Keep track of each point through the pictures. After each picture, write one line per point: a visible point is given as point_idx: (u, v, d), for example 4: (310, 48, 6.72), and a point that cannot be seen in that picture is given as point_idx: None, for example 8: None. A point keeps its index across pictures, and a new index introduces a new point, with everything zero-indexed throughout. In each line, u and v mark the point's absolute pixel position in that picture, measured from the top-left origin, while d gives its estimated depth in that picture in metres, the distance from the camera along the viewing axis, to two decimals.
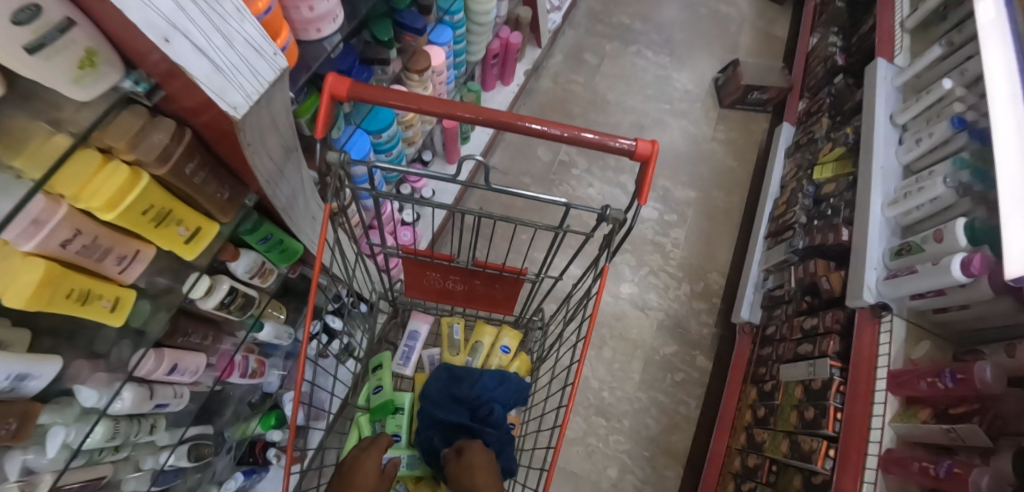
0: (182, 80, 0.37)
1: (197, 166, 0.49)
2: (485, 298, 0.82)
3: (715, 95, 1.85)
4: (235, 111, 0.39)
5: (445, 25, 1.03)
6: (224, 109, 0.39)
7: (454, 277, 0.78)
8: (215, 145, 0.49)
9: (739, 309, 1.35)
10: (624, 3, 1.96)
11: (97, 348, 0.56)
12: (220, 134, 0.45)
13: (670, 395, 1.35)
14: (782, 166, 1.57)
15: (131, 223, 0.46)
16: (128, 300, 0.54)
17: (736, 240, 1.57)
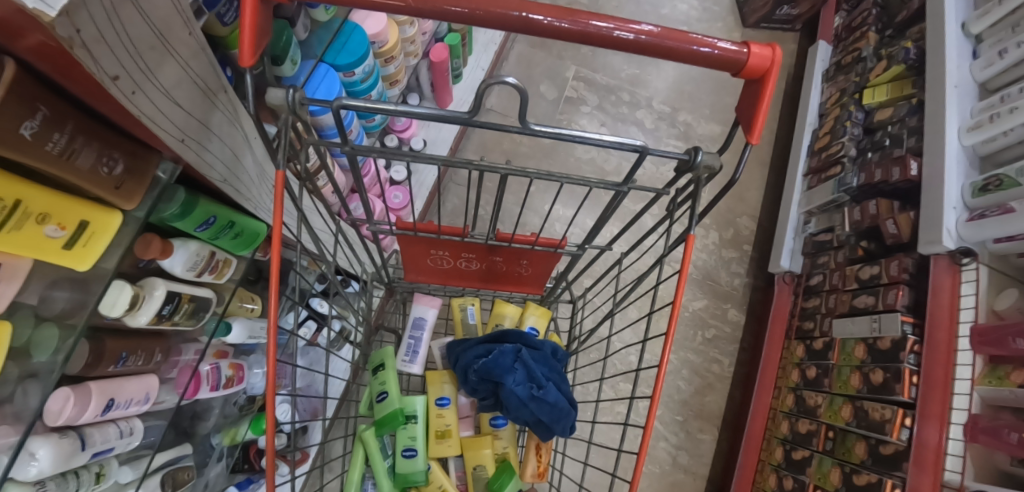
0: None
1: (46, 123, 0.30)
2: (509, 275, 0.68)
3: (737, 13, 1.60)
4: (48, 4, 0.20)
5: None
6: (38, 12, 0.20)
7: (470, 255, 0.63)
8: (68, 82, 0.28)
9: (778, 258, 1.20)
10: None
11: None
12: (64, 61, 0.25)
13: (702, 354, 1.24)
14: (820, 92, 1.37)
15: None
16: (4, 335, 0.37)
17: (767, 181, 1.41)
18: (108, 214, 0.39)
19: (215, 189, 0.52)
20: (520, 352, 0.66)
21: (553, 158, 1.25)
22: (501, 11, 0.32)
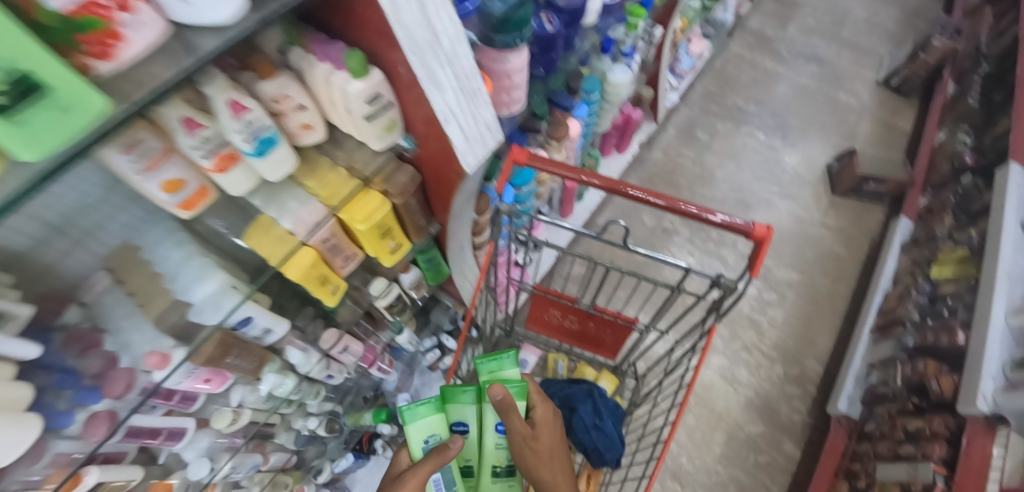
0: (432, 137, 0.61)
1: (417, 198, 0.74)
2: (596, 338, 0.96)
3: (827, 182, 1.85)
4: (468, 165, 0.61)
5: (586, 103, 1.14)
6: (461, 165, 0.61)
7: (572, 316, 0.93)
8: (437, 184, 0.72)
9: (836, 400, 1.31)
10: (739, 88, 2.07)
11: (298, 321, 0.83)
12: (444, 175, 0.68)
13: (752, 476, 1.33)
14: (896, 261, 1.53)
15: (366, 234, 0.69)
16: (340, 291, 0.75)
17: (838, 332, 1.54)
18: (411, 243, 0.80)
19: (443, 245, 0.91)
20: (592, 393, 0.93)
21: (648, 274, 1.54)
22: (622, 189, 0.68)
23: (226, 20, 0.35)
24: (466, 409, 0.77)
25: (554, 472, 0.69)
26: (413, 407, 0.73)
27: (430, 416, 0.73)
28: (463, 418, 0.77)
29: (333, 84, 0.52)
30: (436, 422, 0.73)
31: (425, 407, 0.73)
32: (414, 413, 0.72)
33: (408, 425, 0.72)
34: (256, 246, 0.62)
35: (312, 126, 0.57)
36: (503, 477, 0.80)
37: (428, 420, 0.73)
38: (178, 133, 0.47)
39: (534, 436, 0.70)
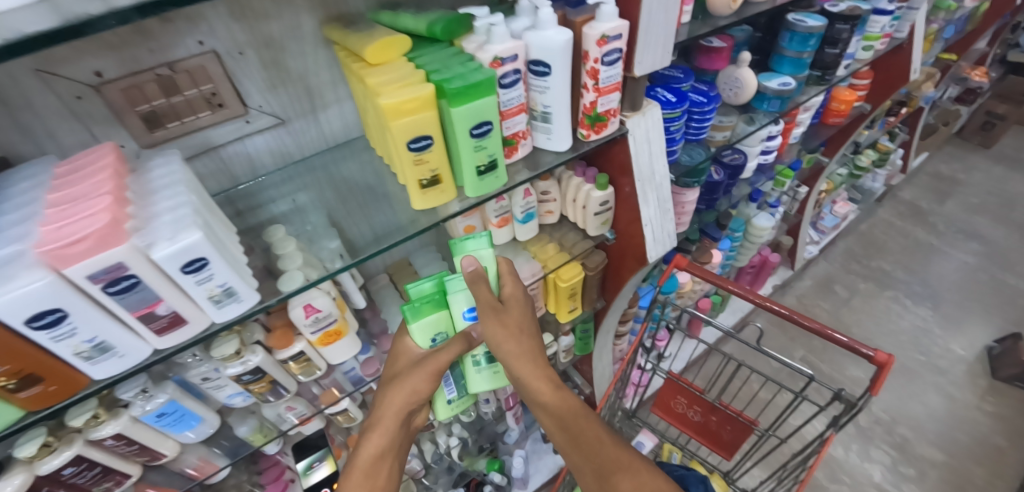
0: (632, 233, 0.89)
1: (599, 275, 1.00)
2: (715, 434, 1.06)
3: (987, 364, 1.71)
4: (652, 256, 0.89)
5: (728, 238, 1.43)
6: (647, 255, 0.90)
7: (697, 407, 1.05)
8: (618, 268, 0.98)
9: None
10: (885, 251, 2.09)
11: None
12: (626, 263, 0.96)
13: None
14: None
15: (560, 291, 0.95)
16: None
17: None
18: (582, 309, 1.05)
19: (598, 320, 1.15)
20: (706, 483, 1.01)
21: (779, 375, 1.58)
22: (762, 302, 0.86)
23: (563, 148, 0.70)
24: (464, 300, 0.67)
25: (540, 381, 0.67)
26: (418, 306, 0.67)
27: (435, 314, 0.68)
28: (470, 306, 0.68)
29: (582, 190, 0.84)
30: (442, 319, 0.69)
31: (437, 304, 0.68)
32: (418, 311, 0.67)
33: (411, 324, 0.67)
34: (489, 281, 0.91)
35: (552, 212, 0.89)
36: (484, 365, 0.79)
37: (438, 317, 0.68)
38: (491, 201, 0.79)
39: (501, 316, 0.66)
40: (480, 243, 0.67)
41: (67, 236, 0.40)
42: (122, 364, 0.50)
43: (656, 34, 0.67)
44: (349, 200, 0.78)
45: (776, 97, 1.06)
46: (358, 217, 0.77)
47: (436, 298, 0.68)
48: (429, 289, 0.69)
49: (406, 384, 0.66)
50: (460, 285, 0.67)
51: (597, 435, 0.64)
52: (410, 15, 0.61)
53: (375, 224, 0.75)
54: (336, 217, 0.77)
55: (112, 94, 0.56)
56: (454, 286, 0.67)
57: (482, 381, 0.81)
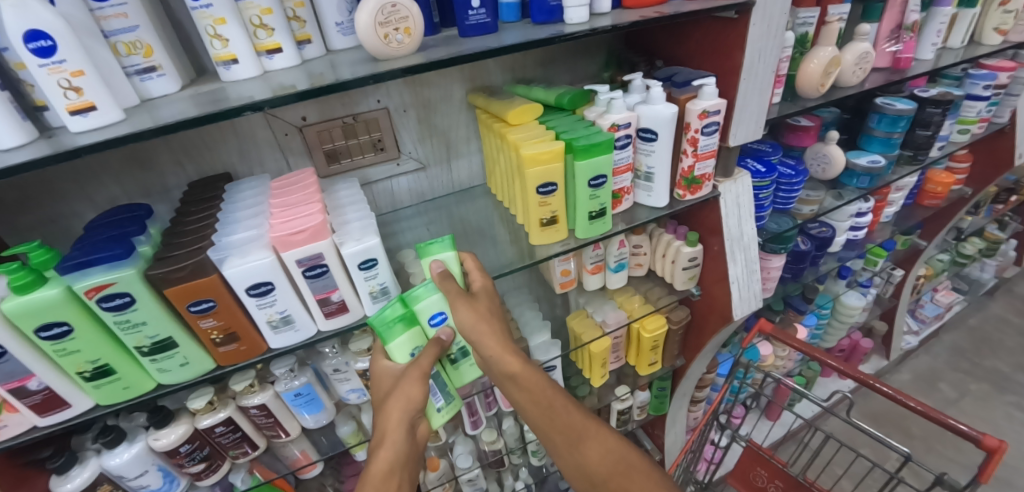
0: (719, 291, 0.93)
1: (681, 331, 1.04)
2: None
3: None
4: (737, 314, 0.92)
5: (814, 314, 1.39)
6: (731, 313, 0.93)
7: (778, 482, 1.00)
8: (702, 325, 1.02)
9: None
10: (1001, 351, 1.87)
11: None
12: (709, 320, 0.99)
13: None
14: None
15: (643, 341, 1.01)
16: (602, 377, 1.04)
17: None
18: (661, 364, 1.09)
19: (675, 380, 1.16)
20: None
21: (874, 456, 1.44)
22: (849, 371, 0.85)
23: (661, 205, 0.80)
24: (432, 306, 0.64)
25: (513, 357, 0.62)
26: (390, 329, 0.61)
27: (411, 331, 0.62)
28: (439, 309, 0.64)
29: (672, 246, 0.92)
30: (418, 337, 0.63)
31: (409, 324, 0.62)
32: (392, 334, 0.61)
33: (388, 345, 0.61)
34: (576, 323, 1.00)
35: (642, 265, 0.96)
36: (461, 359, 0.70)
37: (414, 335, 0.62)
38: (588, 249, 0.89)
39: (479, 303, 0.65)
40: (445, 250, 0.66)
41: (292, 227, 0.55)
42: (295, 338, 0.62)
43: (750, 111, 0.76)
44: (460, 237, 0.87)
45: (865, 174, 1.09)
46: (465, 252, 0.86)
47: (407, 318, 0.62)
48: (394, 310, 0.62)
49: (397, 395, 0.57)
50: (430, 291, 0.63)
51: (577, 420, 0.65)
52: (541, 89, 0.78)
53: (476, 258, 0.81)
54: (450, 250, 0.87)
55: (313, 136, 0.76)
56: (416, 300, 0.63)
57: (463, 373, 0.72)
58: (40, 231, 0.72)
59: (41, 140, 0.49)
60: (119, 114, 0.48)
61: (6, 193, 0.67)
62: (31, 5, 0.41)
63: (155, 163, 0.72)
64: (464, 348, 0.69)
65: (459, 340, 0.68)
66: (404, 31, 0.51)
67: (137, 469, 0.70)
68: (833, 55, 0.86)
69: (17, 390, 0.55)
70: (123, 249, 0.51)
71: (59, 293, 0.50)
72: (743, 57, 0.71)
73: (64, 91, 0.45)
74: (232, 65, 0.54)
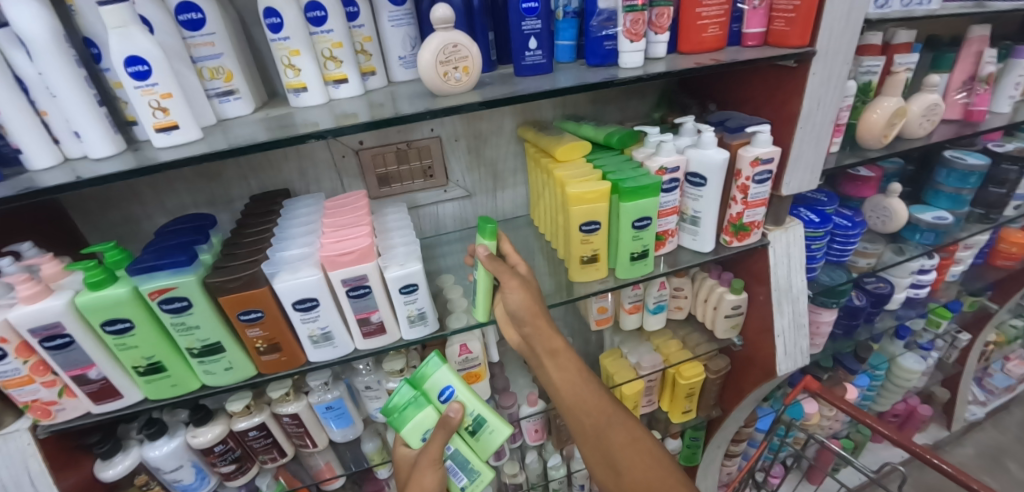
0: (763, 343, 0.89)
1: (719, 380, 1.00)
2: None
3: None
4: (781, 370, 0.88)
5: (867, 374, 1.30)
6: (774, 368, 0.88)
7: None
8: (743, 377, 0.97)
9: None
10: None
11: None
12: (749, 372, 0.95)
13: None
14: None
15: (678, 388, 0.99)
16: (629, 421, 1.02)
17: None
18: (696, 412, 1.05)
19: (709, 431, 1.11)
20: None
21: None
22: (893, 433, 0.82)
23: (706, 249, 0.78)
24: (441, 379, 0.61)
25: (556, 339, 0.64)
26: (400, 414, 0.59)
27: (420, 411, 0.59)
28: (446, 383, 0.61)
29: (715, 292, 0.90)
30: (430, 417, 0.59)
31: (419, 403, 0.59)
32: (402, 418, 0.59)
33: (401, 431, 0.59)
34: (609, 363, 0.98)
35: (682, 308, 0.94)
36: (483, 430, 0.62)
37: (424, 414, 0.59)
38: (627, 288, 0.89)
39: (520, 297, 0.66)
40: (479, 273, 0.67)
41: (342, 248, 0.57)
42: (333, 353, 0.63)
43: (806, 160, 0.74)
44: None
45: (930, 230, 1.02)
46: None
47: (415, 398, 0.59)
48: (403, 392, 0.60)
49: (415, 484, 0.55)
50: (434, 366, 0.61)
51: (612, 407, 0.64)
52: (591, 127, 0.79)
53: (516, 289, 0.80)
54: None
55: (367, 159, 0.80)
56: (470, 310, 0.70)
57: (489, 442, 0.63)
58: (118, 230, 0.79)
59: (128, 152, 0.54)
60: (197, 133, 0.52)
61: (94, 195, 0.75)
62: (134, 33, 0.46)
63: (223, 178, 0.78)
64: (481, 417, 0.62)
65: (474, 408, 0.61)
66: (463, 70, 0.53)
67: (173, 463, 0.73)
68: (898, 106, 0.83)
69: (78, 377, 0.60)
70: (186, 256, 0.55)
71: (127, 292, 0.54)
72: (801, 105, 0.69)
73: (153, 111, 0.49)
74: (301, 93, 0.58)
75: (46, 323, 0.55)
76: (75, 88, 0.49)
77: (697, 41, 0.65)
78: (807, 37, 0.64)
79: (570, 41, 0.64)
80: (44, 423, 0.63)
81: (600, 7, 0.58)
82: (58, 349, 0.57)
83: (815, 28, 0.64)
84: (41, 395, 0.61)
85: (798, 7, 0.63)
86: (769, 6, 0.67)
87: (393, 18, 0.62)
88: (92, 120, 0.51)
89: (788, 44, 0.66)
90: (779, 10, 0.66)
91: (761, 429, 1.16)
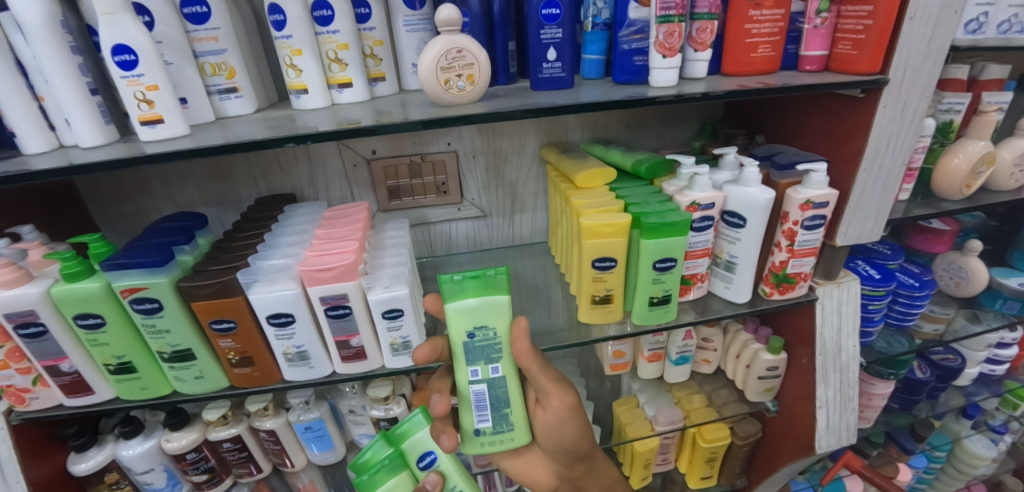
0: (801, 412, 0.77)
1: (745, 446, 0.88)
2: None
3: None
4: (821, 446, 0.75)
5: (925, 454, 1.12)
6: (813, 442, 0.76)
7: None
8: (776, 448, 0.84)
9: None
10: None
11: None
12: (783, 440, 0.83)
13: None
14: None
15: (698, 451, 0.88)
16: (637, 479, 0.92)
17: None
18: (716, 479, 0.93)
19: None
20: None
21: None
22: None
23: (741, 300, 0.68)
24: (424, 442, 0.59)
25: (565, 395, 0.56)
26: (371, 476, 0.56)
27: (394, 476, 0.57)
28: (428, 448, 0.59)
29: (749, 348, 0.79)
30: (404, 483, 0.57)
31: (395, 465, 0.57)
32: (374, 480, 0.56)
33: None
34: (621, 413, 0.89)
35: (709, 361, 0.85)
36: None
37: (399, 479, 0.57)
38: (648, 333, 0.80)
39: (537, 396, 0.58)
40: (469, 290, 0.50)
41: (324, 263, 0.52)
42: (308, 374, 0.58)
43: (869, 207, 0.63)
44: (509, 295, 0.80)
45: (1014, 298, 0.88)
46: None
47: (391, 460, 0.57)
48: (380, 450, 0.58)
49: None
50: (418, 427, 0.59)
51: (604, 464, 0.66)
52: (619, 152, 0.71)
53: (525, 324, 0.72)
54: None
55: (377, 169, 0.75)
56: (451, 297, 0.49)
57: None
58: (128, 222, 0.74)
59: (117, 144, 0.51)
60: (184, 129, 0.49)
61: (105, 185, 0.71)
62: (124, 21, 0.44)
63: (233, 178, 0.73)
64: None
65: (452, 483, 0.60)
66: (467, 78, 0.48)
67: (144, 465, 0.65)
68: (986, 152, 0.70)
69: (51, 368, 0.55)
70: (161, 256, 0.50)
71: (98, 287, 0.50)
72: (866, 142, 0.59)
73: (138, 103, 0.46)
74: (302, 95, 0.55)
75: (19, 310, 0.51)
76: (69, 74, 0.47)
77: (744, 61, 0.57)
78: (879, 63, 0.55)
79: (598, 55, 0.58)
80: (19, 409, 0.58)
81: (632, 17, 0.52)
82: (30, 338, 0.52)
83: (889, 53, 0.54)
84: (15, 382, 0.55)
85: (869, 27, 0.54)
86: (833, 26, 0.58)
87: (407, 22, 0.58)
88: (83, 109, 0.49)
89: (856, 69, 0.57)
90: (846, 30, 0.57)
91: None
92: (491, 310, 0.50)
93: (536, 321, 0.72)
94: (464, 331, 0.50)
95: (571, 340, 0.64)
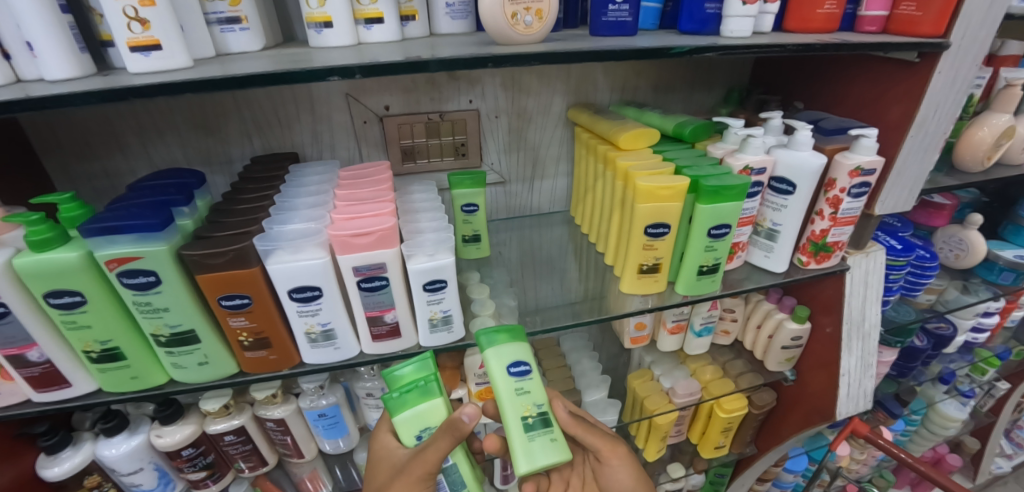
0: (821, 381, 0.78)
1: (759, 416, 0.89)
2: None
3: None
4: (841, 412, 0.77)
5: (904, 419, 1.18)
6: (834, 408, 0.77)
7: None
8: (791, 417, 0.86)
9: None
10: None
11: None
12: (798, 411, 0.84)
13: None
14: None
15: (715, 422, 0.88)
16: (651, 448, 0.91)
17: None
18: (728, 448, 0.94)
19: (737, 468, 1.01)
20: None
21: None
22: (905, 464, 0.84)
23: (778, 269, 0.66)
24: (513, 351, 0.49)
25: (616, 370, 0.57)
26: (401, 395, 0.48)
27: (428, 400, 0.49)
28: (519, 358, 0.49)
29: (772, 318, 0.79)
30: (437, 411, 0.49)
31: (430, 389, 0.49)
32: (404, 401, 0.48)
33: (395, 418, 0.49)
34: (638, 386, 0.87)
35: (728, 333, 0.84)
36: (538, 435, 0.47)
37: (428, 407, 0.49)
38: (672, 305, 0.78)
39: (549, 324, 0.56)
40: (465, 182, 0.63)
41: (358, 227, 0.44)
42: (333, 357, 0.51)
43: (910, 174, 0.62)
44: (530, 266, 0.76)
45: (1009, 269, 0.91)
46: (531, 286, 0.72)
47: (426, 383, 0.49)
48: (422, 368, 0.49)
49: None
50: (514, 335, 0.50)
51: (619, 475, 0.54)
52: (657, 115, 0.67)
53: (540, 298, 0.69)
54: (515, 279, 0.73)
55: (390, 126, 0.67)
56: (456, 187, 0.63)
57: (535, 455, 0.46)
58: (95, 184, 0.63)
59: (95, 78, 0.41)
60: (186, 61, 0.40)
61: (65, 138, 0.59)
62: None
63: (223, 132, 0.63)
64: (545, 414, 0.48)
65: (539, 401, 0.49)
66: (535, 13, 0.42)
67: (131, 465, 0.56)
68: (1008, 126, 0.71)
69: (15, 358, 0.45)
70: (159, 219, 0.42)
71: (77, 257, 0.41)
72: (916, 109, 0.58)
73: (127, 22, 0.37)
74: (324, 29, 0.47)
75: None
76: None
77: (809, 17, 0.54)
78: (942, 25, 0.53)
79: (656, 3, 0.53)
80: None
81: None
82: None
83: (953, 15, 0.53)
84: None
85: None
86: None
87: None
88: (50, 30, 0.39)
89: (915, 32, 0.55)
90: None
91: (791, 470, 1.02)
92: (479, 192, 0.64)
93: (557, 293, 0.70)
94: (462, 208, 0.65)
95: (610, 312, 0.61)
